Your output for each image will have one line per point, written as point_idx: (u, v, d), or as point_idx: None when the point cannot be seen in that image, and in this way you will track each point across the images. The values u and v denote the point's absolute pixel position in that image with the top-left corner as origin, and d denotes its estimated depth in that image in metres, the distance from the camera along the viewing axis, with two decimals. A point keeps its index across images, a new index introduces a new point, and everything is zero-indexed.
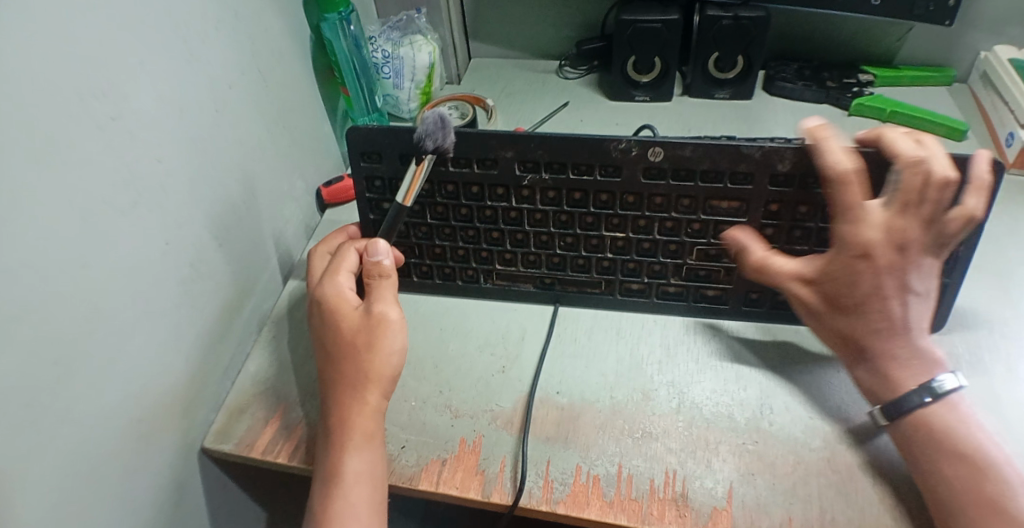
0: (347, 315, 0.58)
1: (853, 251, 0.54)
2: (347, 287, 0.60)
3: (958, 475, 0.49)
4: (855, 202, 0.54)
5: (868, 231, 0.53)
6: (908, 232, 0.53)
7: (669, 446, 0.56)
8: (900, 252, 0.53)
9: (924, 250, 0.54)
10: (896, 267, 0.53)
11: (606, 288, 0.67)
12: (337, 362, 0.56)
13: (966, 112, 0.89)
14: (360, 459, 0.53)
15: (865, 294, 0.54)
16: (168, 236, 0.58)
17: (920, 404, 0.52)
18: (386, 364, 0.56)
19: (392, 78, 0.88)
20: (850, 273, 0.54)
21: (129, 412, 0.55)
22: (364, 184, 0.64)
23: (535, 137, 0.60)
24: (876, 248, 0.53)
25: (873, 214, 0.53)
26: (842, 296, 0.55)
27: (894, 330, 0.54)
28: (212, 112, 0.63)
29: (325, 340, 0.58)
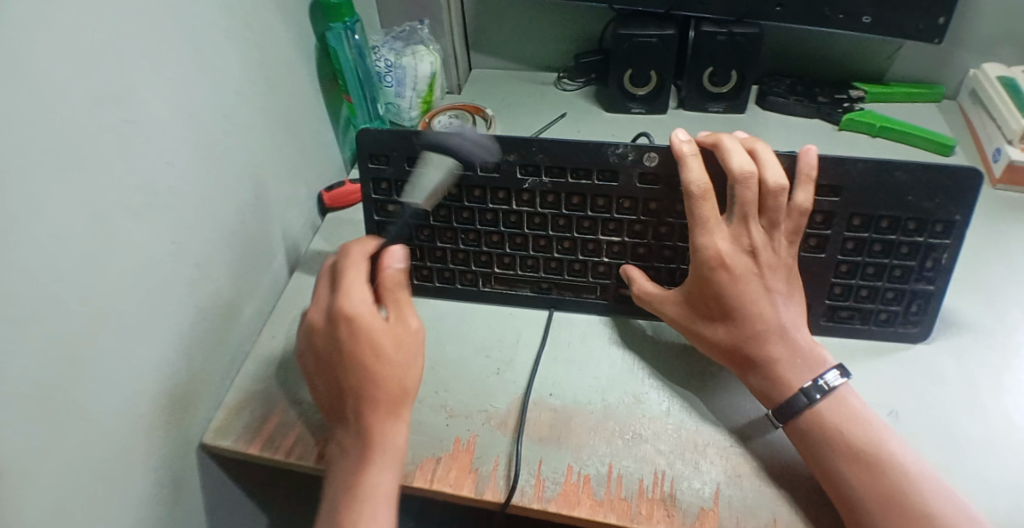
0: (376, 334, 0.57)
1: (712, 265, 0.58)
2: (368, 301, 0.59)
3: (853, 472, 0.52)
4: (705, 218, 0.58)
5: (716, 245, 0.58)
6: (754, 238, 0.58)
7: (659, 448, 0.58)
8: (754, 258, 0.58)
9: (774, 252, 0.59)
10: (754, 273, 0.58)
11: (601, 293, 0.68)
12: (369, 375, 0.56)
13: (955, 128, 0.91)
14: (390, 474, 0.54)
15: (731, 303, 0.58)
16: (174, 236, 0.60)
17: (806, 403, 0.55)
18: (408, 380, 0.57)
19: (393, 87, 0.90)
20: (713, 285, 0.59)
21: (132, 408, 0.57)
22: (369, 186, 0.66)
23: (537, 141, 0.62)
24: (728, 259, 0.58)
25: (718, 228, 0.59)
26: (711, 306, 0.60)
27: (763, 332, 0.58)
28: (220, 117, 0.65)
29: (347, 354, 0.57)
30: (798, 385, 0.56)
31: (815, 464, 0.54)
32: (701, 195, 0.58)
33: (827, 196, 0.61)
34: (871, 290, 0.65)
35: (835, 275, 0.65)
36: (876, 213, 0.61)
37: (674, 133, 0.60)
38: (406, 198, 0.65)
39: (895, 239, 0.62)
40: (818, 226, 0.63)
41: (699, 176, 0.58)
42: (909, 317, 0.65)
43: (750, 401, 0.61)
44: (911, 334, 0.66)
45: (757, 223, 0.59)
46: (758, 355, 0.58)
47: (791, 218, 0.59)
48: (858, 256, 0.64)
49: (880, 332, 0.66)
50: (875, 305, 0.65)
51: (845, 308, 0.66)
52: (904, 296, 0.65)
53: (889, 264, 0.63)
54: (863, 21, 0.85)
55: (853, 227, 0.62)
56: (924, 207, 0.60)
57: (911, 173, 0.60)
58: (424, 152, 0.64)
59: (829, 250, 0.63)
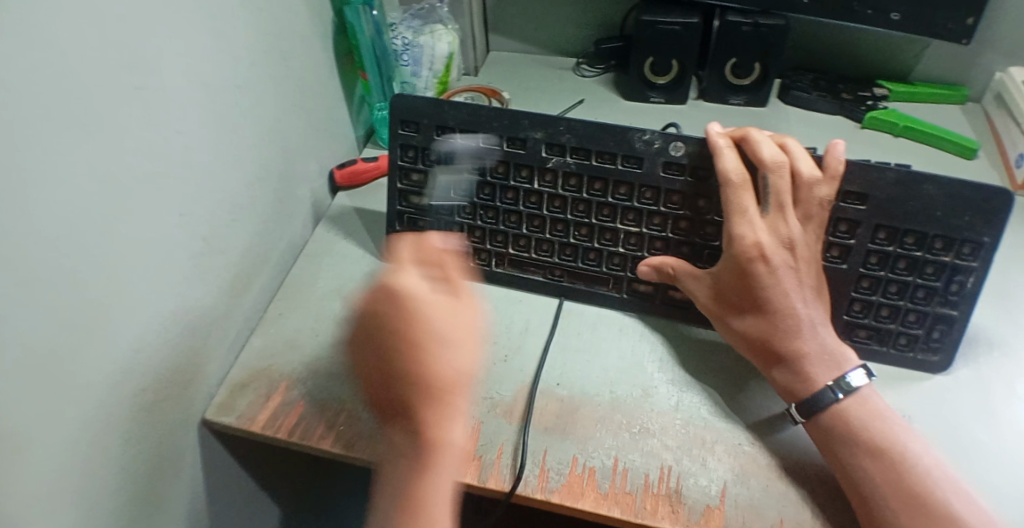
0: (418, 302, 0.54)
1: (750, 255, 0.58)
2: (422, 282, 0.56)
3: (877, 471, 0.52)
4: (743, 206, 0.59)
5: (755, 235, 0.58)
6: (791, 230, 0.58)
7: (666, 443, 0.57)
8: (792, 251, 0.58)
9: (808, 246, 0.59)
10: (791, 265, 0.58)
11: (614, 287, 0.67)
12: (416, 350, 0.52)
13: (979, 132, 0.89)
14: (455, 428, 0.52)
15: (763, 293, 0.58)
16: (183, 208, 0.59)
17: (832, 399, 0.55)
18: (456, 350, 0.53)
19: (409, 66, 0.87)
20: (750, 276, 0.59)
21: (134, 379, 0.56)
22: (398, 152, 0.69)
23: (566, 120, 0.64)
24: (768, 250, 0.58)
25: (756, 218, 0.59)
26: (744, 297, 0.60)
27: (796, 325, 0.58)
28: (234, 89, 0.64)
29: (400, 327, 0.53)
30: (824, 381, 0.56)
31: (833, 460, 0.54)
32: (737, 183, 0.59)
33: (853, 204, 0.61)
34: (892, 309, 0.63)
35: (855, 289, 0.63)
36: (902, 227, 0.60)
37: (709, 126, 0.61)
38: (429, 166, 0.68)
39: (920, 256, 0.61)
40: (841, 236, 0.62)
41: (733, 166, 0.59)
42: (930, 343, 0.63)
43: (761, 400, 0.60)
44: (931, 363, 0.63)
45: (793, 215, 0.59)
46: (787, 348, 0.58)
47: (820, 213, 0.59)
48: (880, 271, 0.62)
49: (898, 357, 0.64)
50: (896, 326, 0.63)
51: (864, 328, 0.64)
52: (925, 319, 0.63)
53: (912, 282, 0.62)
54: (891, 18, 0.83)
55: (877, 239, 0.61)
56: (951, 224, 0.60)
57: (939, 188, 0.59)
58: (456, 122, 0.66)
59: (850, 260, 0.62)
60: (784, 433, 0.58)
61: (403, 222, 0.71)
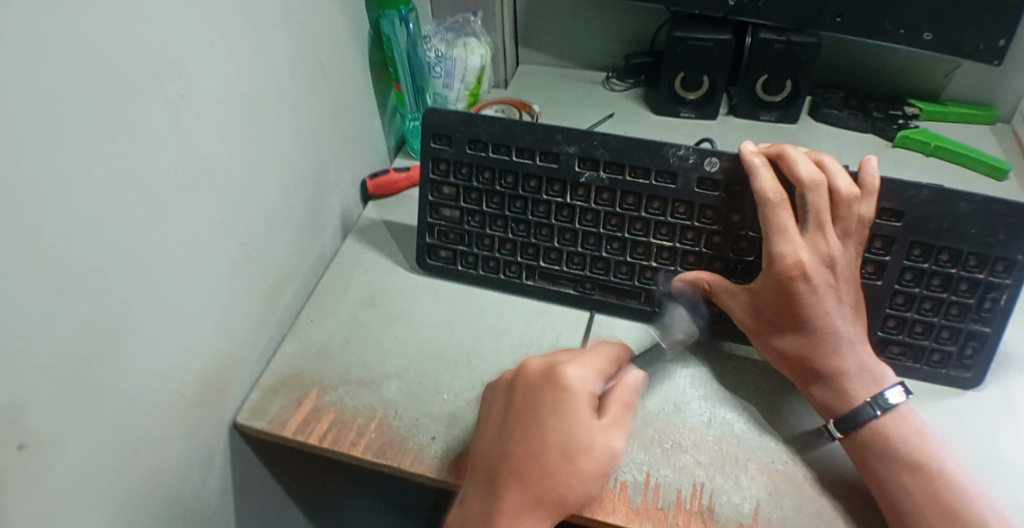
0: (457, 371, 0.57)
1: (791, 274, 0.58)
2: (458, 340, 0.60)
3: (916, 488, 0.52)
4: (782, 224, 0.59)
5: (795, 253, 0.58)
6: (831, 248, 0.58)
7: (698, 459, 0.57)
8: (831, 269, 0.58)
9: (847, 262, 0.59)
10: (830, 283, 0.58)
11: (644, 300, 0.68)
12: (541, 427, 0.52)
13: (1010, 153, 0.88)
14: (491, 505, 0.51)
15: (801, 311, 0.58)
16: (222, 213, 0.60)
17: (871, 415, 0.55)
18: (504, 445, 0.53)
19: (442, 78, 0.88)
20: (789, 295, 0.58)
21: (170, 382, 0.57)
22: (430, 165, 0.69)
23: (599, 135, 0.64)
24: (809, 268, 0.58)
25: (795, 236, 0.59)
26: (783, 315, 0.59)
27: (834, 343, 0.58)
28: (273, 98, 0.65)
29: (458, 391, 0.55)
30: (863, 398, 0.56)
31: (870, 476, 0.54)
32: (775, 201, 0.59)
33: (888, 221, 0.60)
34: (926, 325, 0.62)
35: (889, 306, 0.62)
36: (937, 244, 0.60)
37: (742, 144, 0.61)
38: (461, 179, 0.69)
39: (955, 273, 0.61)
40: (877, 253, 0.61)
41: (770, 185, 0.59)
42: (963, 359, 0.62)
43: (794, 417, 0.60)
44: (962, 379, 0.62)
45: (832, 232, 0.59)
46: (825, 366, 0.58)
47: (858, 231, 0.59)
48: (914, 287, 0.62)
49: (931, 373, 0.63)
50: (929, 342, 0.62)
51: (897, 343, 0.63)
52: (960, 336, 0.62)
53: (946, 298, 0.61)
54: (923, 37, 0.83)
55: (912, 256, 0.61)
56: (985, 241, 0.59)
57: (974, 205, 0.59)
58: (487, 136, 0.67)
59: (885, 277, 0.62)
60: (818, 450, 0.58)
61: (435, 234, 0.72)
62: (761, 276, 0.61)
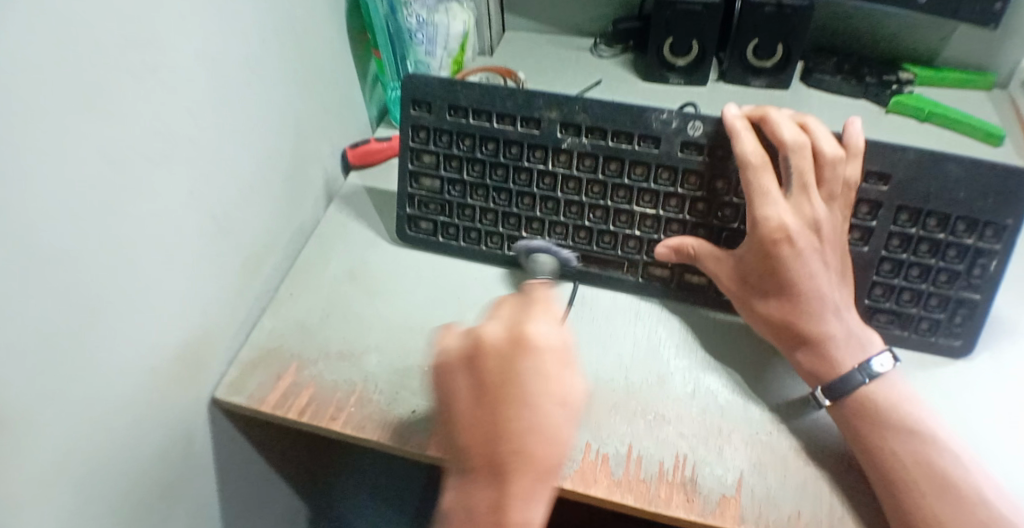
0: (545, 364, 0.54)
1: (776, 237, 0.57)
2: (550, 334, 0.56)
3: (907, 453, 0.51)
4: (766, 187, 0.58)
5: (780, 217, 0.57)
6: (816, 211, 0.57)
7: (682, 431, 0.56)
8: (816, 232, 0.57)
9: (834, 226, 0.58)
10: (815, 247, 0.57)
11: (628, 270, 0.66)
12: (542, 390, 0.52)
13: (1006, 119, 0.86)
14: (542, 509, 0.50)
15: (787, 277, 0.57)
16: (193, 185, 0.58)
17: (860, 382, 0.54)
18: (562, 422, 0.52)
19: (424, 45, 0.83)
20: (774, 259, 0.57)
21: (142, 357, 0.55)
22: (409, 133, 0.67)
23: (580, 99, 0.63)
24: (794, 232, 0.57)
25: (779, 200, 0.57)
26: (767, 280, 0.58)
27: (818, 309, 0.57)
28: (245, 64, 0.62)
29: (504, 383, 0.53)
30: (850, 365, 0.55)
31: (861, 444, 0.53)
32: (757, 164, 0.58)
33: (874, 184, 0.59)
34: (914, 293, 0.61)
35: (877, 273, 0.61)
36: (925, 208, 0.59)
37: (725, 107, 0.60)
38: (441, 147, 0.67)
39: (943, 238, 0.59)
40: (863, 218, 0.60)
41: (752, 148, 0.58)
42: (952, 328, 0.61)
43: (781, 387, 0.59)
44: (953, 348, 0.61)
45: (817, 195, 0.57)
46: (810, 332, 0.57)
47: (844, 193, 0.58)
48: (902, 253, 0.60)
49: (920, 342, 0.62)
50: (918, 310, 0.61)
51: (886, 312, 0.62)
52: (949, 304, 0.61)
53: (935, 265, 0.60)
54: None
55: (899, 221, 0.60)
56: (975, 205, 0.58)
57: (963, 167, 0.58)
58: (468, 102, 0.65)
59: (872, 243, 0.60)
60: (805, 421, 0.57)
61: (415, 204, 0.70)
62: (746, 242, 0.60)
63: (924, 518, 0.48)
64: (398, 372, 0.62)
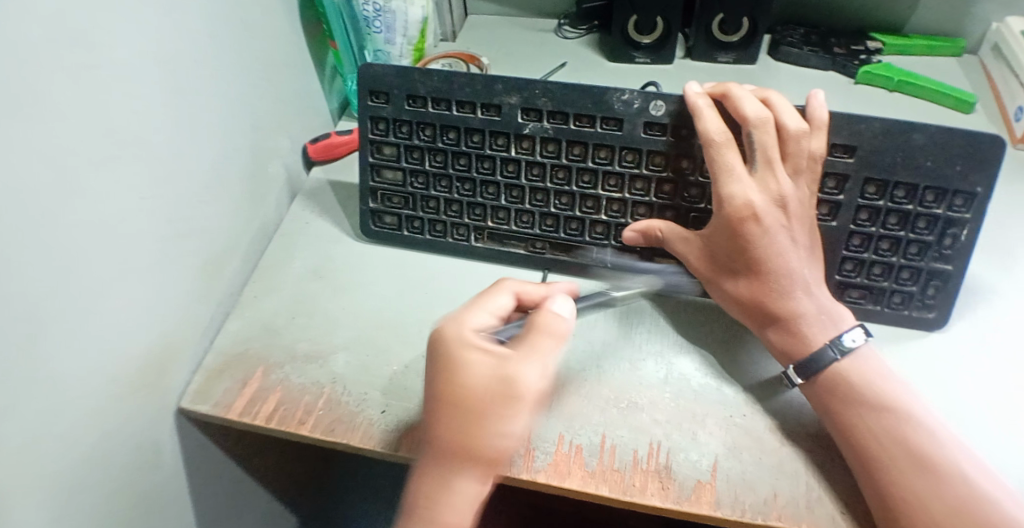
0: (466, 355, 0.51)
1: (742, 215, 0.56)
2: (479, 323, 0.55)
3: (881, 429, 0.50)
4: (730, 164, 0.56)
5: (745, 194, 0.56)
6: (782, 186, 0.56)
7: (655, 417, 0.55)
8: (783, 207, 0.56)
9: (801, 200, 0.57)
10: (782, 224, 0.56)
11: (597, 256, 0.65)
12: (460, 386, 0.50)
13: (976, 85, 0.86)
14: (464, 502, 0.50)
15: (756, 255, 0.56)
16: (145, 189, 0.56)
17: (833, 357, 0.54)
18: (479, 421, 0.49)
19: (382, 33, 0.81)
20: (742, 237, 0.56)
21: (100, 370, 0.53)
22: (368, 125, 0.66)
23: (540, 83, 0.61)
24: (760, 209, 0.56)
25: (744, 176, 0.56)
26: (736, 259, 0.57)
27: (787, 286, 0.56)
28: (193, 61, 0.60)
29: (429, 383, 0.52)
30: (822, 341, 0.55)
31: (836, 422, 0.52)
32: (720, 141, 0.57)
33: (840, 156, 0.58)
34: (885, 266, 0.61)
35: (846, 248, 0.61)
36: (891, 179, 0.58)
37: (687, 85, 0.59)
38: (401, 139, 0.66)
39: (912, 210, 0.59)
40: (830, 193, 0.59)
41: (714, 125, 0.57)
42: (925, 300, 0.61)
43: (754, 367, 0.59)
44: (927, 320, 0.61)
45: (783, 170, 0.56)
46: (780, 310, 0.56)
47: (810, 167, 0.57)
48: (871, 227, 0.60)
49: (893, 316, 0.61)
50: (890, 284, 0.61)
51: (857, 287, 0.61)
52: (920, 276, 0.60)
53: (904, 237, 0.59)
54: None
55: (866, 194, 0.59)
56: (943, 174, 0.57)
57: (930, 136, 0.57)
58: (426, 90, 0.64)
59: (840, 218, 0.60)
60: (779, 400, 0.56)
61: (378, 198, 0.69)
62: (712, 221, 0.59)
63: (903, 494, 0.48)
64: (367, 371, 0.60)
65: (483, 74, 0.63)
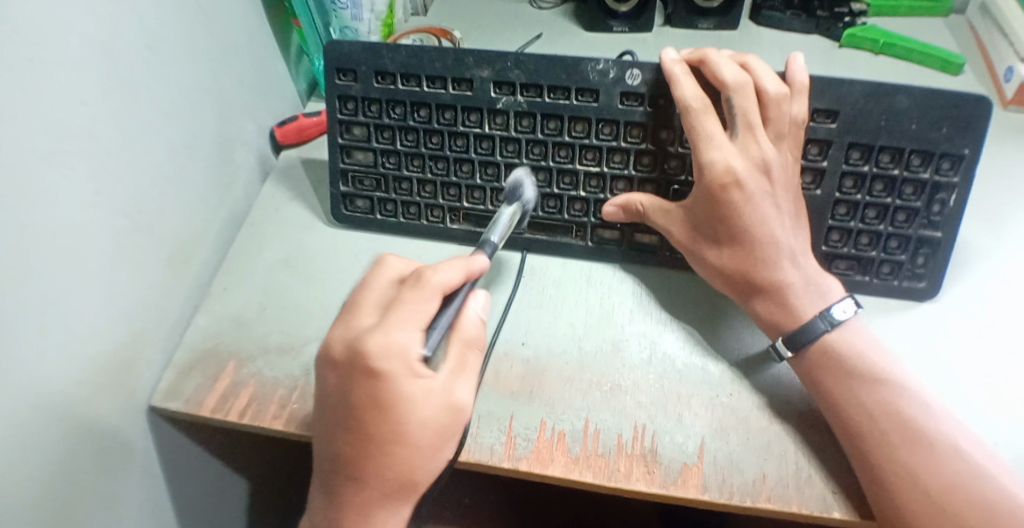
0: (405, 384, 0.46)
1: (724, 182, 0.54)
2: (408, 343, 0.47)
3: (872, 403, 0.49)
4: (710, 130, 0.54)
5: (727, 161, 0.54)
6: (765, 152, 0.54)
7: (639, 400, 0.54)
8: (766, 173, 0.54)
9: (784, 166, 0.55)
10: (766, 191, 0.54)
11: (577, 234, 0.63)
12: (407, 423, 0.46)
13: (964, 46, 0.83)
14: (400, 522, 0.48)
15: (740, 224, 0.54)
16: (100, 183, 0.53)
17: (824, 328, 0.52)
18: (424, 453, 0.47)
19: (349, 9, 0.78)
20: (724, 206, 0.54)
21: (60, 375, 0.51)
22: (336, 104, 0.63)
23: (512, 55, 0.59)
24: (742, 175, 0.53)
25: (725, 143, 0.54)
26: (718, 228, 0.55)
27: (772, 256, 0.54)
28: (145, 46, 0.57)
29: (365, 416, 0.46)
30: (810, 313, 0.53)
31: (826, 397, 0.51)
32: (699, 108, 0.55)
33: (823, 122, 0.56)
34: (872, 236, 0.59)
35: (833, 217, 0.59)
36: (875, 144, 0.56)
37: (663, 52, 0.57)
38: (371, 118, 0.63)
39: (898, 175, 0.57)
40: (814, 160, 0.57)
41: (691, 91, 0.55)
42: (915, 269, 0.59)
43: (739, 344, 0.57)
44: (917, 290, 0.59)
45: (764, 135, 0.55)
46: (765, 281, 0.54)
47: (792, 132, 0.55)
48: (857, 194, 0.58)
49: (882, 287, 0.59)
50: (877, 254, 0.59)
51: (844, 258, 0.59)
52: (909, 244, 0.58)
53: (892, 204, 0.57)
54: None
55: (851, 160, 0.57)
56: (928, 137, 0.56)
57: (912, 98, 0.55)
58: (395, 66, 0.61)
59: (825, 186, 0.58)
60: (766, 377, 0.55)
61: (349, 180, 0.66)
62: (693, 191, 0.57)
63: (896, 470, 0.46)
64: None
65: (455, 48, 0.61)
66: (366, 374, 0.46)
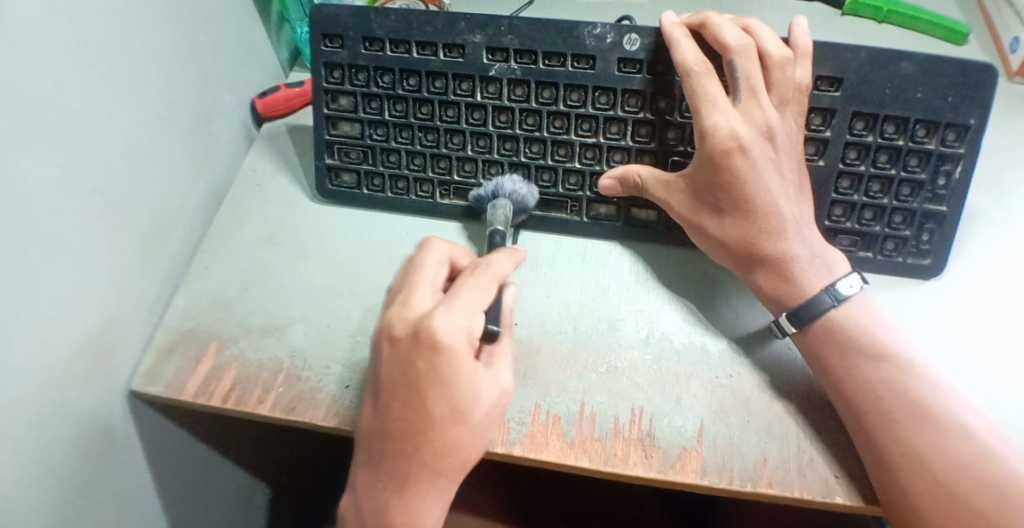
0: (466, 365, 0.46)
1: (727, 146, 0.51)
2: (469, 323, 0.47)
3: (879, 381, 0.47)
4: (711, 94, 0.52)
5: (729, 126, 0.52)
6: (769, 117, 0.52)
7: (636, 381, 0.52)
8: (771, 139, 0.52)
9: (788, 133, 0.53)
10: (770, 157, 0.52)
11: (572, 209, 0.61)
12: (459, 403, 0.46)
13: (968, 13, 0.81)
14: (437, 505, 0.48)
15: (743, 192, 0.52)
16: (67, 159, 0.50)
17: (830, 303, 0.50)
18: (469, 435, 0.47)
19: None
20: (726, 173, 0.52)
21: (30, 361, 0.48)
22: (322, 72, 0.60)
23: (506, 19, 0.57)
24: (746, 139, 0.51)
25: (728, 108, 0.52)
26: (719, 197, 0.53)
27: (777, 226, 0.52)
28: (113, 12, 0.53)
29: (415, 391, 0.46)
30: (815, 288, 0.51)
31: (831, 376, 0.49)
32: (699, 71, 0.53)
33: (827, 90, 0.54)
34: (876, 210, 0.57)
35: (836, 191, 0.57)
36: (880, 113, 0.54)
37: (662, 16, 0.55)
38: (358, 87, 0.60)
39: (903, 146, 0.55)
40: (817, 129, 0.55)
41: (691, 54, 0.53)
42: (920, 245, 0.57)
43: (739, 322, 0.55)
44: (921, 267, 0.57)
45: (768, 100, 0.52)
46: (768, 252, 0.52)
47: (797, 98, 0.53)
48: (861, 166, 0.56)
49: (887, 263, 0.57)
50: (881, 229, 0.57)
51: (848, 233, 0.57)
52: (914, 219, 0.56)
53: (896, 176, 0.55)
54: None
55: (855, 129, 0.55)
56: (934, 105, 0.54)
57: (917, 65, 0.53)
58: (383, 31, 0.58)
59: (828, 156, 0.56)
60: (768, 356, 0.53)
61: (335, 153, 0.63)
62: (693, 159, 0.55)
63: (903, 452, 0.45)
64: (328, 343, 0.57)
65: (445, 13, 0.58)
66: (431, 350, 0.45)
